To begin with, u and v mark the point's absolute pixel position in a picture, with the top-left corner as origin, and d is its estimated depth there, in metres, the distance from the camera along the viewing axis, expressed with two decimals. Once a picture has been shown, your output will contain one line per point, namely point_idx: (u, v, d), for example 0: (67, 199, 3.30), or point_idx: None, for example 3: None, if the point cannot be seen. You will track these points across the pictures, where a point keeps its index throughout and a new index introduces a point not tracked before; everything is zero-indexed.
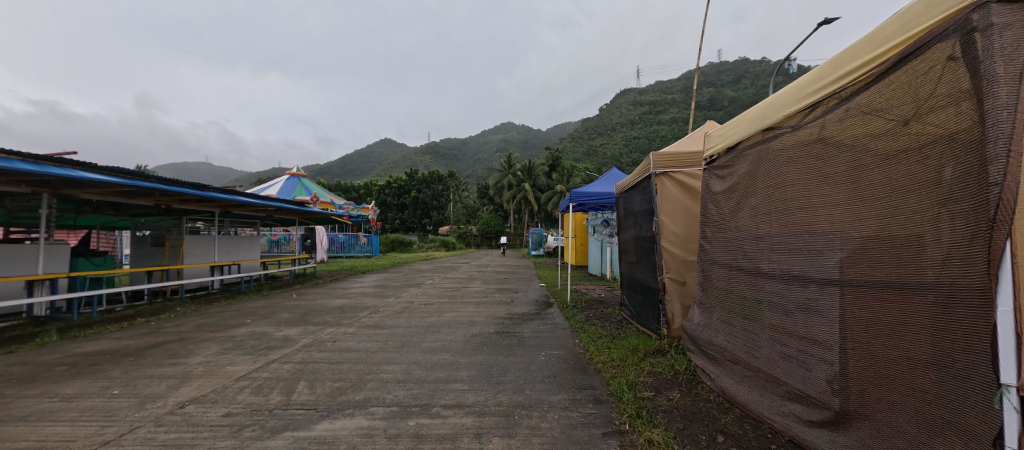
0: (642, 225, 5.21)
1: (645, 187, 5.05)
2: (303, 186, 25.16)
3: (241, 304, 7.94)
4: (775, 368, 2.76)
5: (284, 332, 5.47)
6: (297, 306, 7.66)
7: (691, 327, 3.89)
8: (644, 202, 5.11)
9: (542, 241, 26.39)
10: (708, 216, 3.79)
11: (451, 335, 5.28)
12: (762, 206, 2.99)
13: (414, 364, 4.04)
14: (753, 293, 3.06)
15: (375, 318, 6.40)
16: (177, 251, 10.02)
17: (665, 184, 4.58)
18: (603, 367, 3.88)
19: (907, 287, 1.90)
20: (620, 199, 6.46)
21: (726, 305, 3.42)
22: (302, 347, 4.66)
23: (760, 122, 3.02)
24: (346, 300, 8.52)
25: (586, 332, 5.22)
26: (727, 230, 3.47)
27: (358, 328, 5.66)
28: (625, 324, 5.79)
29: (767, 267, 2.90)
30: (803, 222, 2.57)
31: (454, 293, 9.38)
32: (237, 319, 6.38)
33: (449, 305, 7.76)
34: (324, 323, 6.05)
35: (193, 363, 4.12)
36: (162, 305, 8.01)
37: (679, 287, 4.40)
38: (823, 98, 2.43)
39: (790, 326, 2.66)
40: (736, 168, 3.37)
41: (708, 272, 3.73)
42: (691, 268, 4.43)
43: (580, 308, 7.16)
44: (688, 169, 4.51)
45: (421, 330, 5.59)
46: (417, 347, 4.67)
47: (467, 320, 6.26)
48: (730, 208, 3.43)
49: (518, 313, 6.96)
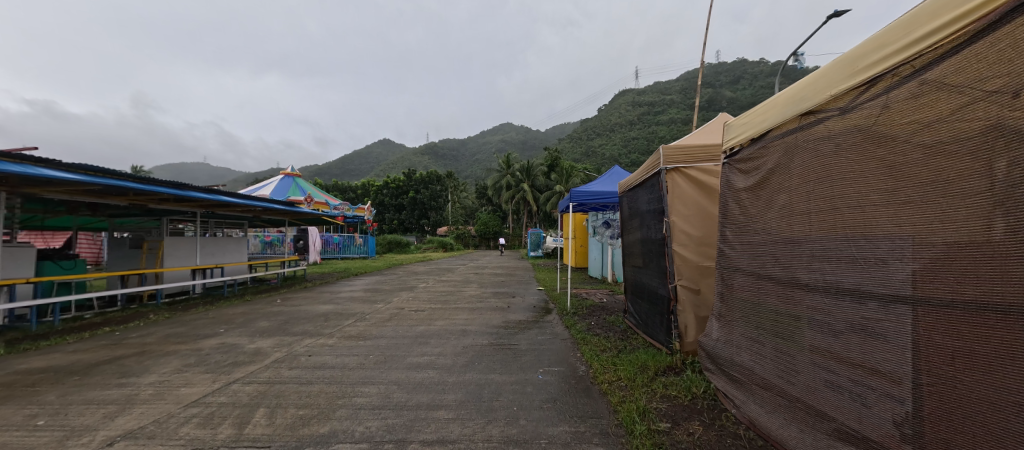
0: (650, 226, 4.75)
1: (653, 184, 4.58)
2: (297, 186, 24.65)
3: (220, 310, 7.44)
4: (819, 399, 2.30)
5: (257, 345, 4.98)
6: (279, 313, 7.18)
7: (708, 343, 3.43)
8: (652, 201, 4.64)
9: (541, 242, 25.92)
10: (728, 216, 3.32)
11: (441, 348, 4.81)
12: (799, 204, 2.52)
13: (394, 384, 3.56)
14: (788, 308, 2.60)
15: (360, 327, 5.92)
16: (156, 254, 9.52)
17: (677, 181, 4.11)
18: (609, 388, 3.41)
19: (1018, 312, 1.42)
20: (624, 198, 6.00)
21: (752, 320, 2.96)
22: (272, 363, 4.17)
23: (796, 106, 2.55)
24: (333, 305, 8.03)
25: (587, 344, 4.75)
26: (753, 232, 3.00)
27: (339, 340, 5.16)
28: (630, 334, 5.33)
29: (808, 278, 2.44)
30: (856, 225, 2.11)
31: (448, 298, 8.90)
32: (210, 329, 5.90)
33: (442, 311, 7.28)
34: (304, 333, 5.55)
35: (144, 385, 3.63)
36: (134, 312, 7.49)
37: (693, 296, 3.95)
38: (888, 70, 1.97)
39: (840, 350, 2.19)
40: (763, 160, 2.90)
41: (729, 281, 3.27)
42: (706, 274, 3.98)
43: (581, 315, 6.69)
44: (702, 164, 4.05)
45: (408, 341, 5.12)
46: (401, 363, 4.18)
47: (459, 329, 5.78)
48: (756, 207, 2.96)
49: (515, 320, 6.50)
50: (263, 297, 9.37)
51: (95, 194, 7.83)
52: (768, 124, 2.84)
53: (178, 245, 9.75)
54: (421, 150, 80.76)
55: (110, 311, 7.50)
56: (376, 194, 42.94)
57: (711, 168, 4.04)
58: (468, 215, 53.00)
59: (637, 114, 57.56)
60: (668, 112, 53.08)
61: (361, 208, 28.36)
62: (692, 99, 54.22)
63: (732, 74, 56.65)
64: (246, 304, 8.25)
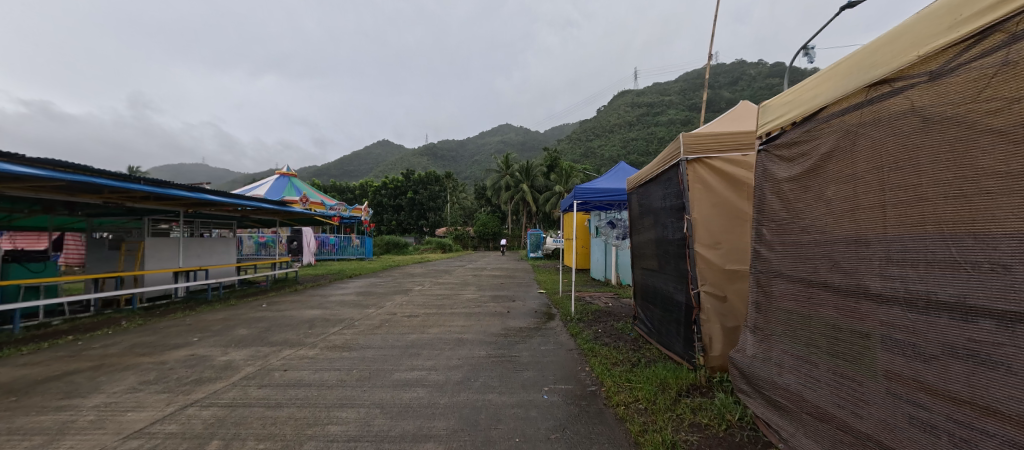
0: (667, 225, 4.27)
1: (670, 178, 4.11)
2: (292, 186, 24.17)
3: (199, 316, 6.95)
4: (902, 442, 1.82)
5: (230, 357, 4.49)
6: (262, 319, 6.68)
7: (740, 359, 2.96)
8: (669, 197, 4.16)
9: (541, 243, 25.42)
10: (765, 211, 2.84)
11: (434, 360, 4.33)
12: (868, 196, 2.03)
13: (376, 407, 3.07)
14: (853, 323, 2.11)
15: (347, 335, 5.43)
16: (135, 256, 9.03)
17: (698, 172, 3.64)
18: (626, 413, 2.94)
19: None
20: (634, 195, 5.54)
21: (800, 336, 2.48)
22: (240, 381, 3.67)
23: (862, 75, 2.07)
24: (321, 310, 7.53)
25: (597, 357, 4.27)
26: (800, 231, 2.51)
27: (322, 351, 4.67)
28: (643, 344, 4.86)
29: (882, 287, 1.95)
30: (953, 220, 1.62)
31: (445, 303, 8.41)
32: (182, 338, 5.40)
33: (437, 317, 6.78)
34: (284, 343, 5.06)
35: (86, 408, 3.14)
36: (106, 318, 6.98)
37: (719, 304, 3.48)
38: (1004, 19, 1.48)
39: (934, 381, 1.70)
40: (813, 144, 2.42)
41: (769, 288, 2.78)
42: (733, 279, 3.50)
43: (586, 321, 6.21)
44: (728, 154, 3.58)
45: (398, 352, 4.63)
46: (386, 380, 3.68)
47: (454, 338, 5.29)
48: (805, 201, 2.48)
49: (516, 327, 6.01)
50: (249, 301, 8.87)
51: (67, 191, 7.36)
52: (821, 101, 2.37)
53: (159, 246, 9.26)
54: (421, 151, 80.35)
55: (81, 317, 7.01)
56: (376, 194, 42.51)
57: (739, 159, 3.56)
58: (468, 216, 52.60)
59: (637, 114, 57.22)
60: (669, 112, 52.71)
61: (358, 208, 27.90)
62: (691, 99, 53.76)
63: (733, 74, 56.31)
64: (229, 309, 7.75)
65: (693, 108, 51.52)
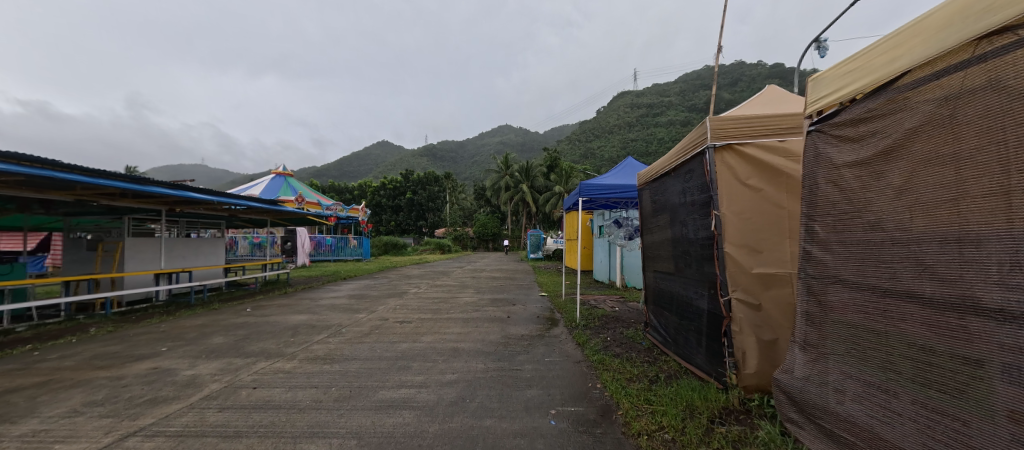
0: (688, 222, 3.80)
1: (691, 170, 3.65)
2: (289, 186, 23.72)
3: (175, 322, 6.46)
4: None
5: (196, 370, 4.00)
6: (243, 325, 6.17)
7: (786, 382, 2.48)
8: (690, 191, 3.70)
9: (541, 244, 24.88)
10: (817, 204, 2.36)
11: (425, 374, 3.84)
12: (982, 180, 1.55)
13: (353, 437, 2.59)
14: (955, 346, 1.64)
15: (332, 344, 4.93)
16: (112, 257, 8.53)
17: (729, 161, 3.17)
18: (652, 447, 2.45)
19: None
20: (648, 191, 5.08)
21: (874, 357, 1.99)
22: (199, 402, 3.18)
23: (970, 24, 1.60)
24: (308, 315, 7.03)
25: (609, 372, 3.79)
26: (870, 227, 2.03)
27: (301, 363, 4.17)
28: (658, 355, 4.38)
29: (1003, 301, 1.47)
30: None
31: (441, 307, 7.90)
32: (150, 347, 4.91)
33: (432, 323, 6.29)
34: (261, 353, 4.57)
35: (10, 438, 2.65)
36: (75, 324, 6.46)
37: (754, 313, 3.00)
38: None
39: None
40: (891, 120, 1.94)
41: (824, 297, 2.30)
42: (771, 285, 3.01)
43: (593, 328, 5.73)
44: (763, 139, 3.10)
45: (385, 365, 4.12)
46: (369, 400, 3.19)
47: (449, 348, 4.79)
48: (875, 190, 2.00)
49: (517, 334, 5.52)
50: (233, 305, 8.35)
51: (35, 187, 6.86)
52: (902, 65, 1.89)
53: (139, 246, 8.78)
54: (420, 151, 79.67)
55: (48, 323, 6.49)
56: (375, 195, 42.01)
57: (776, 145, 3.08)
58: (467, 217, 52.00)
59: (638, 114, 56.79)
60: (670, 111, 52.27)
61: (355, 208, 27.43)
62: (692, 99, 53.34)
63: (735, 74, 55.85)
64: (210, 314, 7.26)
65: (694, 108, 51.06)
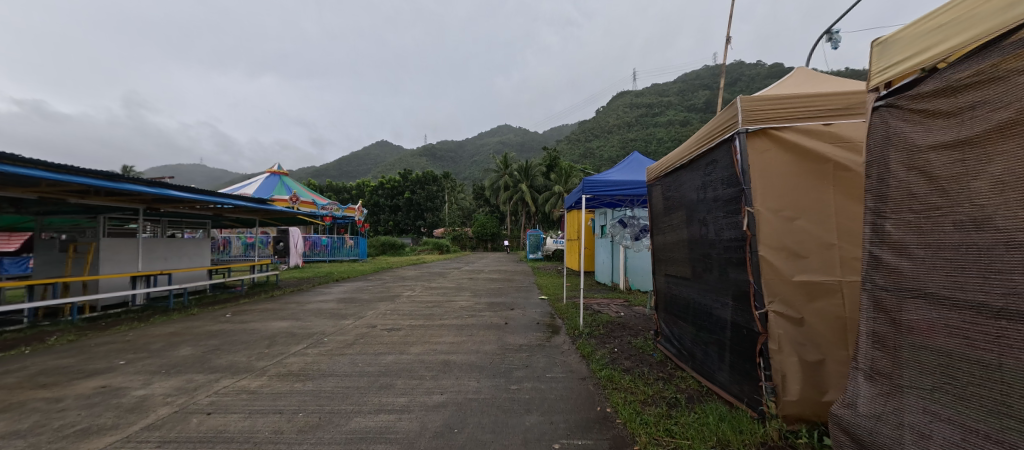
0: (708, 222, 3.33)
1: (715, 161, 3.16)
2: (283, 185, 23.25)
3: (145, 330, 5.96)
4: None
5: (148, 391, 3.51)
6: (217, 333, 5.67)
7: (850, 421, 1.99)
8: (712, 185, 3.22)
9: (541, 245, 24.41)
10: (889, 198, 1.89)
11: (409, 395, 3.35)
12: None
13: None
14: None
15: (309, 356, 4.42)
16: (84, 259, 8.01)
17: (766, 147, 2.68)
18: None
19: None
20: (661, 187, 4.59)
21: (982, 398, 1.50)
22: (139, 433, 2.70)
23: None
24: (291, 321, 6.52)
25: (620, 393, 3.30)
26: (972, 227, 1.55)
27: (270, 381, 3.68)
28: (673, 370, 3.91)
29: None
30: None
31: (434, 312, 7.39)
32: (106, 361, 4.42)
33: (423, 331, 5.81)
34: (228, 368, 4.09)
35: None
36: (35, 331, 5.95)
37: (795, 329, 2.53)
38: None
39: None
40: (1011, 85, 1.45)
41: (900, 315, 1.82)
42: (818, 297, 2.52)
43: (598, 336, 5.26)
44: (804, 122, 2.62)
45: (365, 383, 3.63)
46: (339, 431, 2.71)
47: (439, 362, 4.28)
48: (982, 178, 1.52)
49: (515, 344, 5.03)
50: (214, 309, 7.86)
51: None
52: (1023, 12, 1.40)
53: (114, 247, 8.27)
54: (419, 150, 79.13)
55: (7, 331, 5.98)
56: (372, 194, 41.41)
57: (819, 129, 2.60)
58: (467, 217, 51.60)
59: (638, 113, 56.30)
60: (671, 111, 51.79)
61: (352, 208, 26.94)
62: (693, 98, 52.87)
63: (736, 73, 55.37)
64: (186, 320, 6.75)
65: (693, 108, 50.65)
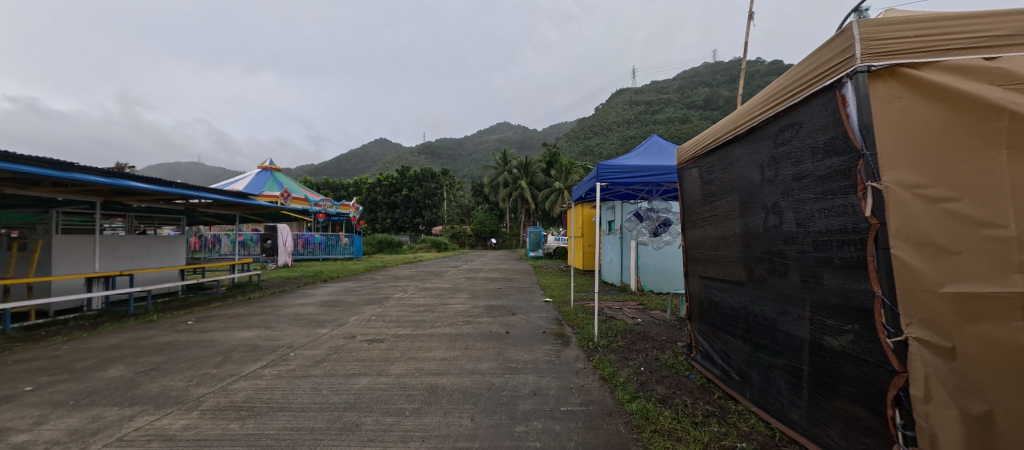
0: (782, 209, 2.49)
1: (796, 124, 2.39)
2: (275, 181, 22.36)
3: (82, 343, 5.05)
4: None
5: (27, 437, 2.60)
6: (164, 347, 4.76)
7: None
8: (794, 158, 2.39)
9: (541, 242, 23.62)
10: None
11: (377, 444, 2.47)
12: None
13: None
14: None
15: (262, 381, 3.55)
16: (32, 258, 7.15)
17: (901, 95, 1.84)
18: None
19: None
20: (698, 170, 3.73)
21: None
22: None
23: None
24: (259, 331, 5.63)
25: (663, 441, 2.45)
26: None
27: (198, 419, 2.80)
28: (719, 400, 3.07)
29: None
30: None
31: (426, 318, 6.54)
32: (8, 387, 3.52)
33: (411, 342, 4.97)
34: (154, 399, 3.19)
35: None
36: None
37: (947, 366, 1.65)
38: None
39: None
40: None
41: None
42: (989, 319, 1.54)
43: (616, 350, 4.42)
44: (956, 56, 1.75)
45: (323, 422, 2.76)
46: None
47: (424, 388, 3.40)
48: None
49: (519, 361, 4.17)
50: (177, 315, 6.97)
51: None
52: None
53: (67, 245, 7.40)
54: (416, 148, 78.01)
55: None
56: (369, 191, 40.33)
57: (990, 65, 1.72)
58: (465, 214, 50.78)
59: (639, 109, 55.30)
60: (672, 106, 50.92)
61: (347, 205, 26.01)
62: (695, 95, 51.98)
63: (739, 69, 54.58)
64: (138, 329, 5.86)
65: (694, 104, 49.84)
